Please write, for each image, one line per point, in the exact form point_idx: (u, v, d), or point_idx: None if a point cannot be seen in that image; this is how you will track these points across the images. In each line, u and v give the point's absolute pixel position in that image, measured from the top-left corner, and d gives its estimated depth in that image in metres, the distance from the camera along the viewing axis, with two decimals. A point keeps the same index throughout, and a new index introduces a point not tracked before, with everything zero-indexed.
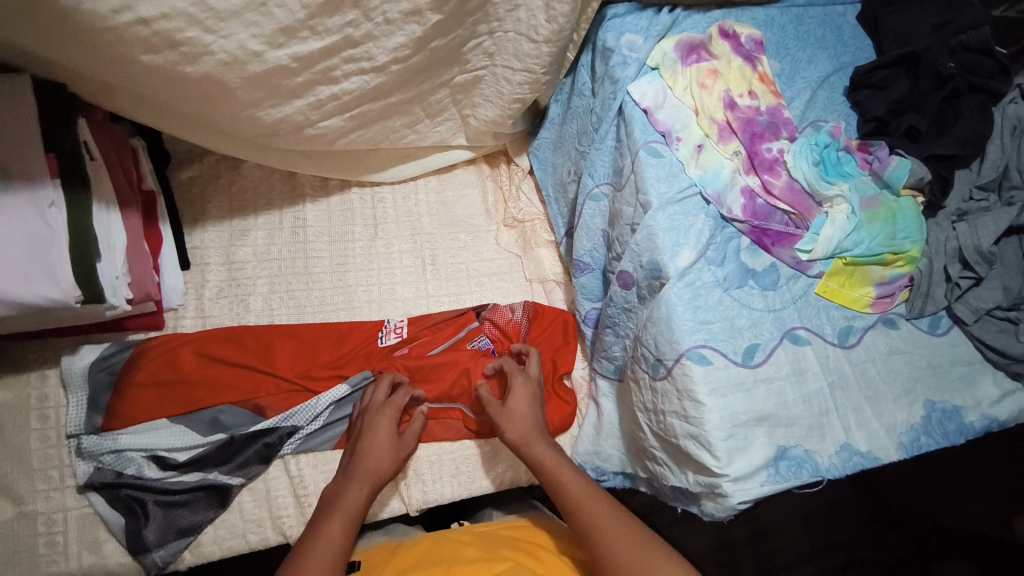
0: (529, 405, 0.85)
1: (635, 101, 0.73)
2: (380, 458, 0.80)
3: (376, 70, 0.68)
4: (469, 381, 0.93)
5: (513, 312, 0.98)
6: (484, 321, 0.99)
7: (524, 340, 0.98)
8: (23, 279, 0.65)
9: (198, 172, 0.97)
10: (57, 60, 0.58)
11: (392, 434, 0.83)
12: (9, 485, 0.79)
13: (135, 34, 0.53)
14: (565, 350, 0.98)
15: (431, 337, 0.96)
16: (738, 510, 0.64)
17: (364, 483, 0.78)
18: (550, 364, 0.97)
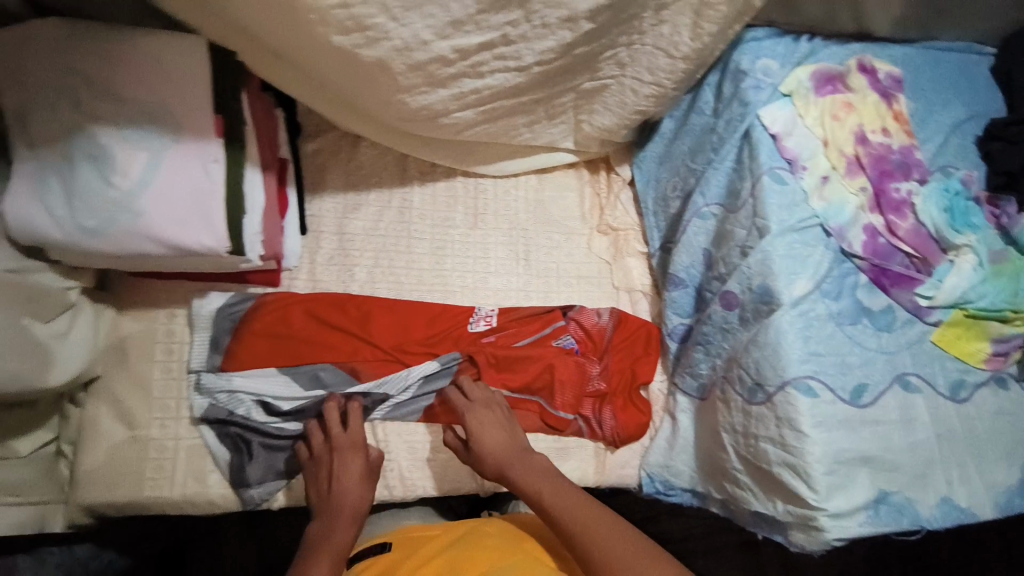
0: (494, 442, 0.85)
1: (764, 126, 0.74)
2: (347, 489, 0.81)
3: (519, 69, 0.71)
4: (552, 376, 0.98)
5: (600, 317, 1.01)
6: (570, 321, 1.02)
7: (607, 346, 1.01)
8: (184, 226, 0.72)
9: (322, 145, 1.02)
10: (253, 25, 0.61)
11: (360, 469, 0.83)
12: (129, 409, 0.87)
13: (334, 16, 0.55)
14: (646, 360, 1.01)
15: (518, 329, 1.00)
16: (833, 546, 0.67)
17: (344, 521, 0.78)
18: (629, 373, 1.01)
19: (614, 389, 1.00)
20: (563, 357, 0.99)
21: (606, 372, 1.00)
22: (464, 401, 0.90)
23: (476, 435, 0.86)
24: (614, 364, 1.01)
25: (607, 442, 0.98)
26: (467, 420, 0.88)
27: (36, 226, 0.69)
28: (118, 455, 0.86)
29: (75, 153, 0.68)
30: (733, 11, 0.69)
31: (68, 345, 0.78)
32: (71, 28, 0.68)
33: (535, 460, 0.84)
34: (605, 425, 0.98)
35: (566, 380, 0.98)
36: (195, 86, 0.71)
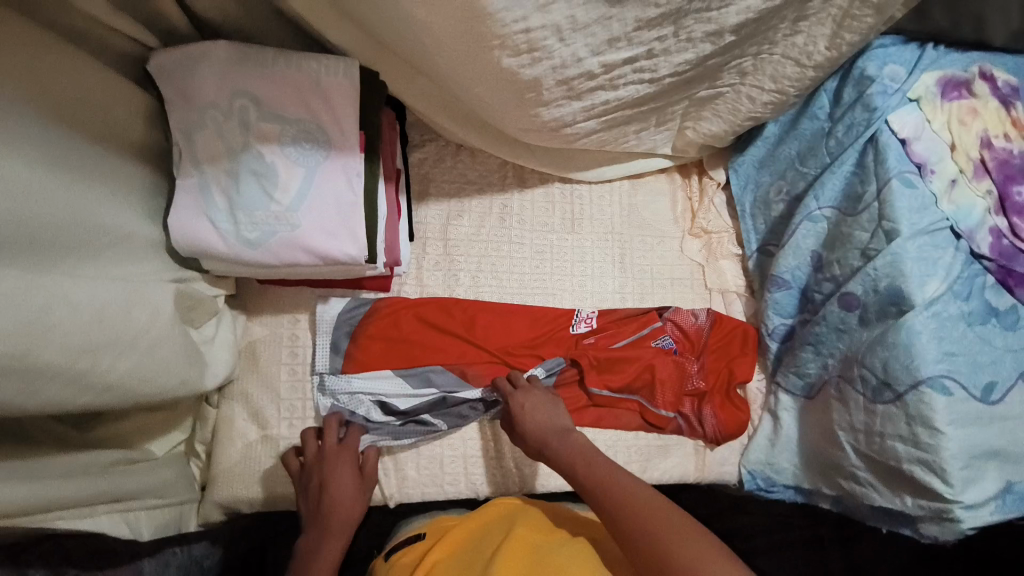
0: (535, 422, 0.87)
1: (893, 131, 0.78)
2: (342, 502, 0.86)
3: (652, 81, 0.74)
4: (653, 376, 0.99)
5: (697, 318, 1.02)
6: (666, 322, 1.03)
7: (705, 345, 1.02)
8: (329, 236, 0.76)
9: (427, 155, 1.06)
10: (422, 45, 0.64)
11: (352, 477, 0.88)
12: (261, 409, 0.93)
13: (512, 40, 0.59)
14: (743, 358, 1.01)
15: (617, 330, 1.02)
16: (966, 534, 0.70)
17: (331, 538, 0.85)
18: (726, 372, 1.01)
19: (712, 388, 1.00)
20: (662, 357, 1.01)
21: (703, 371, 1.01)
22: (508, 387, 0.92)
23: (521, 416, 0.88)
24: (711, 363, 1.01)
25: (707, 440, 1.00)
26: (512, 404, 0.89)
27: (201, 238, 0.73)
28: (251, 452, 0.92)
29: (240, 169, 0.73)
30: (881, 23, 0.71)
31: (215, 349, 0.84)
32: (240, 54, 0.73)
33: (573, 438, 0.84)
34: (707, 423, 0.99)
35: (666, 379, 1.00)
36: (345, 102, 0.76)
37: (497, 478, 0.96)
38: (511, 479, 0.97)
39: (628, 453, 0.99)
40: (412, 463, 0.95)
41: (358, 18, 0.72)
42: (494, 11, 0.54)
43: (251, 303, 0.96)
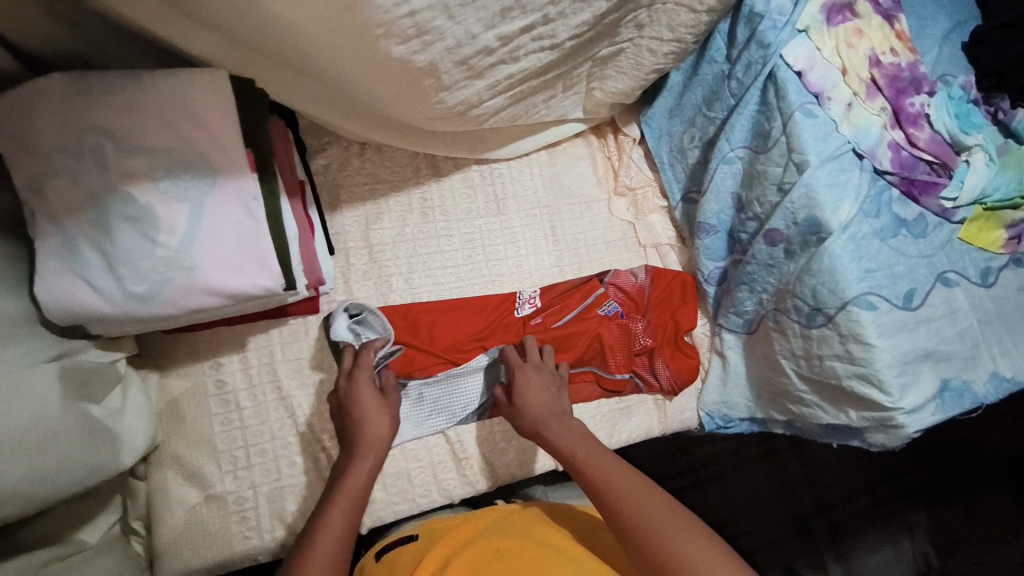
0: (536, 402, 0.85)
1: (788, 65, 0.77)
2: (371, 424, 0.81)
3: (552, 47, 0.71)
4: (601, 344, 0.99)
5: (636, 276, 1.04)
6: (609, 286, 1.03)
7: (648, 301, 1.04)
8: (237, 272, 0.68)
9: (332, 159, 0.98)
10: (299, 45, 0.57)
11: (376, 397, 0.83)
12: (198, 471, 0.85)
13: (398, 26, 0.53)
14: (687, 308, 1.03)
15: (562, 304, 1.01)
16: (912, 438, 0.73)
17: (367, 453, 0.78)
18: (673, 324, 1.03)
19: (660, 342, 1.02)
20: (608, 323, 1.01)
21: (651, 328, 1.02)
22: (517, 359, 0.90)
23: (520, 387, 0.87)
24: (656, 318, 1.03)
25: (666, 392, 1.01)
26: (518, 375, 0.88)
27: (81, 304, 0.63)
28: (193, 519, 0.84)
29: (110, 218, 0.63)
30: None
31: (128, 420, 0.74)
32: (81, 84, 0.64)
33: (572, 423, 0.83)
34: (662, 376, 1.01)
35: (614, 344, 1.00)
36: (218, 118, 0.67)
37: (469, 479, 0.93)
38: (484, 475, 0.94)
39: (595, 421, 0.99)
40: (378, 485, 0.90)
41: (217, 26, 0.64)
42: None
43: (163, 358, 0.86)
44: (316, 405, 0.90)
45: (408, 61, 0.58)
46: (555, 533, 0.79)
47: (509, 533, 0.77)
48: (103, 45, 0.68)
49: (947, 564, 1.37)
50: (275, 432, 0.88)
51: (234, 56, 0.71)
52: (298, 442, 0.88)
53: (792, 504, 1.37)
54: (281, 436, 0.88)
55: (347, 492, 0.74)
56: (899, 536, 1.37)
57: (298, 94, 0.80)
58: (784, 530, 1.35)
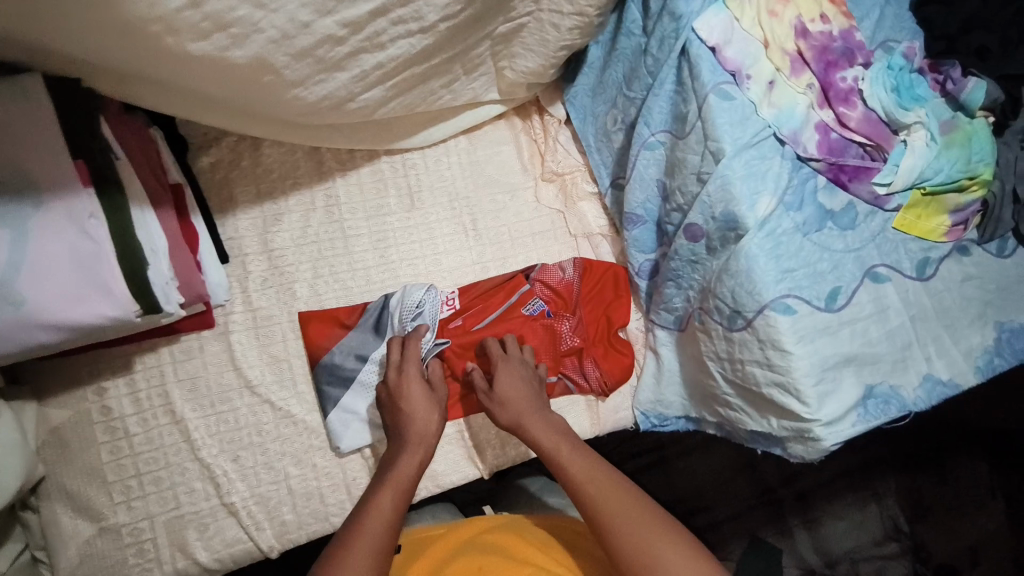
0: (515, 395, 0.83)
1: (702, 40, 0.69)
2: (420, 421, 0.79)
3: (424, 31, 0.63)
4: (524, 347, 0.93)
5: (564, 271, 0.97)
6: (535, 283, 0.96)
7: (577, 298, 0.97)
8: (78, 301, 0.62)
9: (220, 157, 0.89)
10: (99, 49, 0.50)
11: (424, 393, 0.81)
12: (88, 503, 0.80)
13: (186, 21, 0.48)
14: (619, 302, 0.97)
15: (484, 304, 0.94)
16: (831, 450, 0.68)
17: (417, 448, 0.77)
18: (604, 320, 0.97)
19: (591, 341, 0.96)
20: (532, 324, 0.94)
21: (580, 326, 0.96)
22: (499, 352, 0.88)
23: (496, 379, 0.84)
24: (587, 315, 0.97)
25: (596, 393, 0.96)
26: (500, 367, 0.86)
27: None
28: (86, 553, 0.79)
29: None
30: None
31: None
32: None
33: (549, 418, 0.82)
34: (591, 377, 0.95)
35: (539, 346, 0.94)
36: (41, 131, 0.61)
37: None
38: None
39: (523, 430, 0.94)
40: (287, 507, 0.85)
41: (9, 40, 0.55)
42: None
43: (42, 384, 0.80)
44: (213, 427, 0.84)
45: (224, 60, 0.52)
46: (544, 550, 0.72)
47: (494, 548, 0.71)
48: None
49: (917, 529, 1.36)
50: (170, 458, 0.82)
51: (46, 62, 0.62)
52: (196, 468, 0.83)
53: (759, 478, 1.34)
54: (177, 461, 0.82)
55: (399, 477, 0.73)
56: (867, 501, 1.36)
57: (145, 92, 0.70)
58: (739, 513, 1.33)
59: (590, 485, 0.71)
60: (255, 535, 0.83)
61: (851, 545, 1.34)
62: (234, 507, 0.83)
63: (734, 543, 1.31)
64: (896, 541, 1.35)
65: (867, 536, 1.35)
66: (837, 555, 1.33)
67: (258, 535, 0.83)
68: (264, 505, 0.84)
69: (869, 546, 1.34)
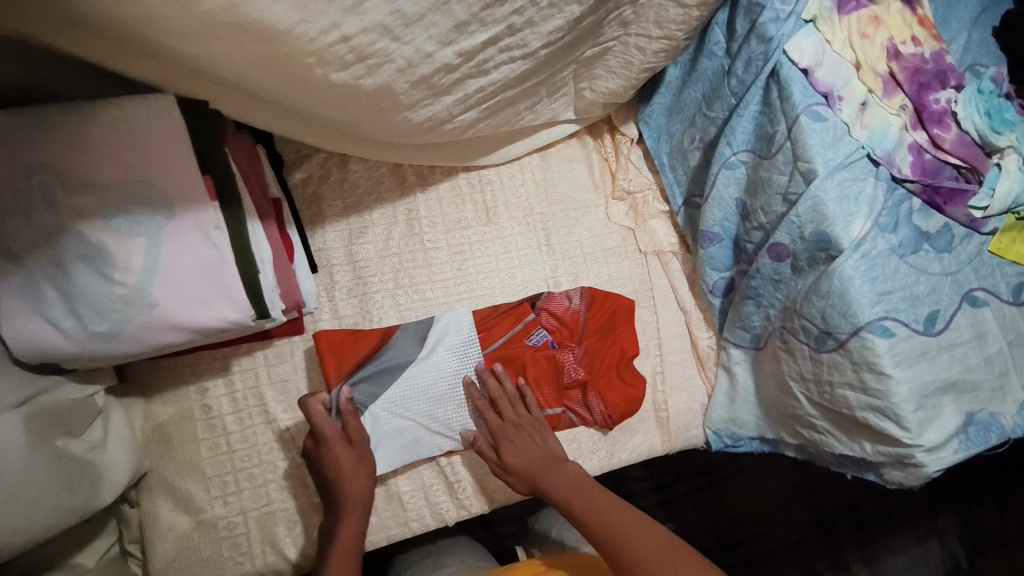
0: (522, 457, 0.87)
1: (793, 62, 0.70)
2: (347, 483, 0.81)
3: (525, 57, 0.67)
4: (526, 377, 0.93)
5: (571, 301, 0.95)
6: (541, 312, 0.94)
7: (584, 328, 0.95)
8: (201, 304, 0.66)
9: (311, 172, 0.94)
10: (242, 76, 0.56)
11: (351, 461, 0.82)
12: (187, 497, 0.84)
13: (334, 53, 0.52)
14: (627, 330, 0.96)
15: (489, 331, 0.93)
16: (932, 476, 0.68)
17: (352, 511, 0.81)
18: (617, 349, 0.96)
19: (596, 372, 0.94)
20: (535, 355, 0.93)
21: (585, 357, 0.95)
22: (496, 420, 0.89)
23: (506, 446, 0.87)
24: (593, 345, 0.95)
25: (600, 426, 0.94)
26: (501, 439, 0.88)
27: (48, 342, 0.63)
28: (183, 545, 0.83)
29: (65, 256, 0.61)
30: None
31: (109, 453, 0.74)
32: (20, 118, 0.61)
33: (564, 469, 0.87)
34: (594, 410, 0.93)
35: (541, 377, 0.93)
36: (174, 148, 0.64)
37: (462, 502, 0.91)
38: (477, 497, 0.91)
39: (594, 441, 0.95)
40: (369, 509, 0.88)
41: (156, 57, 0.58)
42: (287, 28, 0.48)
43: (147, 384, 0.85)
44: (302, 428, 0.88)
45: (355, 87, 0.57)
46: None
47: None
48: (54, 74, 0.63)
49: (977, 564, 1.26)
50: (263, 456, 0.86)
51: (179, 84, 0.66)
52: (286, 467, 0.87)
53: (812, 505, 1.31)
54: (269, 460, 0.86)
55: (342, 549, 0.79)
56: (927, 537, 1.27)
57: (250, 112, 0.73)
58: (818, 528, 1.30)
59: (598, 522, 0.79)
60: None
61: None
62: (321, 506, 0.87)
63: None
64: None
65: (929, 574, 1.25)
66: None
67: None
68: None
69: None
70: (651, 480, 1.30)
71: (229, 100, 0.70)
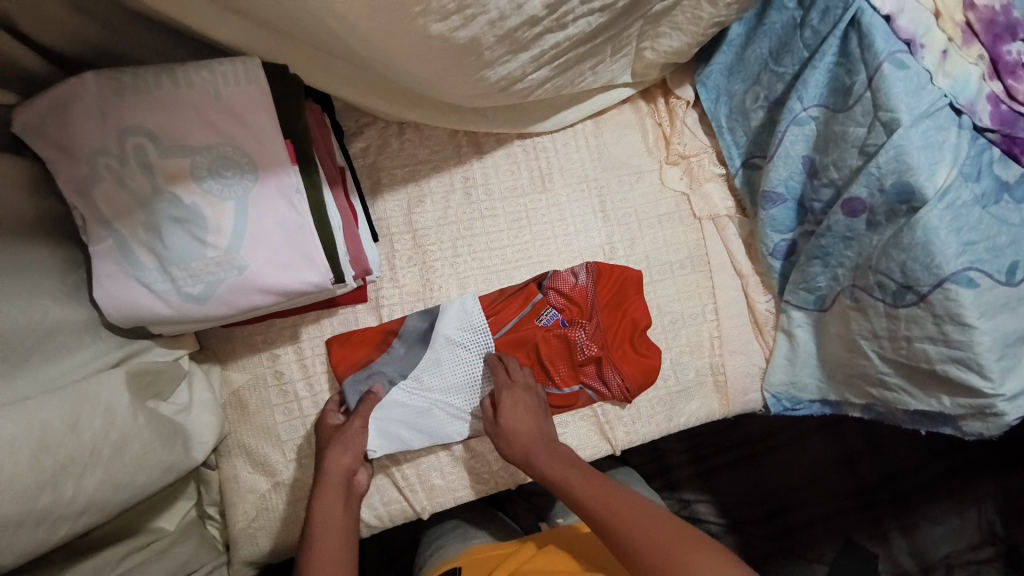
0: (523, 421, 0.83)
1: (874, 9, 0.69)
2: (330, 458, 0.80)
3: (603, 10, 0.66)
4: (540, 358, 0.92)
5: (577, 277, 0.93)
6: (548, 291, 0.93)
7: (594, 304, 0.93)
8: (285, 268, 0.67)
9: (369, 142, 0.95)
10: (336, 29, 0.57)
11: (335, 435, 0.82)
12: (264, 460, 0.86)
13: (437, 3, 0.53)
14: (638, 302, 0.94)
15: (499, 313, 0.91)
16: (1011, 424, 0.70)
17: (329, 483, 0.79)
18: (630, 322, 0.93)
19: (610, 346, 0.93)
20: (546, 335, 0.92)
21: (598, 332, 0.93)
22: (504, 377, 0.87)
23: (510, 404, 0.84)
24: (605, 320, 0.93)
25: (618, 400, 0.93)
26: (506, 396, 0.85)
27: (139, 305, 0.65)
28: (260, 505, 0.86)
29: (160, 220, 0.63)
30: None
31: (196, 415, 0.76)
32: (116, 83, 0.62)
33: (562, 449, 0.83)
34: (612, 385, 0.92)
35: (554, 356, 0.92)
36: (259, 112, 0.65)
37: None
38: None
39: (652, 404, 0.95)
40: (435, 472, 0.91)
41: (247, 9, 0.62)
42: None
43: (222, 351, 0.87)
44: None
45: (447, 40, 0.57)
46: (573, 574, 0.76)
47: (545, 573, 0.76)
48: (126, 36, 0.66)
49: (1011, 535, 1.27)
50: None
51: (263, 47, 0.70)
52: None
53: (853, 477, 1.29)
54: None
55: (318, 525, 0.76)
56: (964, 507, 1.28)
57: (325, 73, 0.77)
58: (857, 498, 1.29)
59: (606, 508, 0.75)
60: (408, 496, 0.90)
61: (947, 550, 1.26)
62: (390, 469, 0.89)
63: (827, 545, 1.25)
64: (992, 546, 1.26)
65: (963, 539, 1.27)
66: (934, 560, 1.25)
67: (411, 495, 0.89)
68: (416, 468, 0.90)
69: (965, 551, 1.26)
70: (688, 451, 1.28)
71: (305, 57, 0.73)
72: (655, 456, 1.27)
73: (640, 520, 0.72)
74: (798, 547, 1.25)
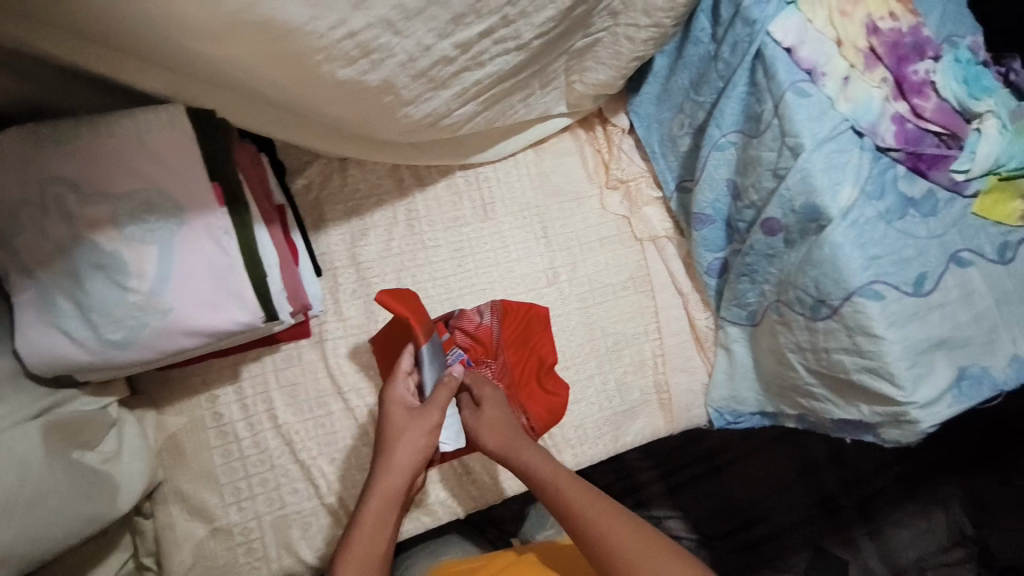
0: (492, 424, 0.78)
1: (776, 41, 0.74)
2: (392, 447, 0.72)
3: (519, 48, 0.69)
4: None
5: (481, 316, 0.91)
6: (454, 330, 0.90)
7: (500, 341, 0.91)
8: (213, 308, 0.67)
9: (312, 178, 0.95)
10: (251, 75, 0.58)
11: (405, 418, 0.74)
12: (201, 505, 0.84)
13: (341, 49, 0.54)
14: (545, 339, 0.94)
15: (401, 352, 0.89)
16: (926, 432, 0.72)
17: (390, 469, 0.72)
18: (534, 359, 0.93)
19: (517, 385, 0.91)
20: None
21: (504, 371, 0.92)
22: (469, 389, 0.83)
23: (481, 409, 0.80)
24: (511, 359, 0.92)
25: None
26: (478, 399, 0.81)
27: (58, 353, 0.63)
28: (198, 553, 0.83)
29: (79, 266, 0.62)
30: None
31: (125, 462, 0.74)
32: (33, 134, 0.62)
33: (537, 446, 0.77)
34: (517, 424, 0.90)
35: None
36: (184, 155, 0.66)
37: (473, 493, 0.93)
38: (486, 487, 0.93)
39: (598, 426, 0.96)
40: None
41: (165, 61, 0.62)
42: (299, 25, 0.50)
43: (159, 395, 0.85)
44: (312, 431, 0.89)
45: (359, 83, 0.59)
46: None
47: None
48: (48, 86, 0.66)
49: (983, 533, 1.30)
50: (275, 461, 0.87)
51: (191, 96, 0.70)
52: (298, 469, 0.88)
53: (815, 484, 1.31)
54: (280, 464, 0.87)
55: (369, 514, 0.69)
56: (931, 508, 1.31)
57: (258, 120, 0.78)
58: (822, 506, 1.31)
59: (573, 510, 0.70)
60: None
61: (916, 554, 1.29)
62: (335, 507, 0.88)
63: (796, 555, 1.27)
64: (962, 548, 1.30)
65: (932, 543, 1.30)
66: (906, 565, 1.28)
67: None
68: None
69: (935, 554, 1.29)
70: (656, 468, 1.29)
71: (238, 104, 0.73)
72: (621, 474, 1.26)
73: (608, 524, 0.67)
74: (769, 559, 1.26)
